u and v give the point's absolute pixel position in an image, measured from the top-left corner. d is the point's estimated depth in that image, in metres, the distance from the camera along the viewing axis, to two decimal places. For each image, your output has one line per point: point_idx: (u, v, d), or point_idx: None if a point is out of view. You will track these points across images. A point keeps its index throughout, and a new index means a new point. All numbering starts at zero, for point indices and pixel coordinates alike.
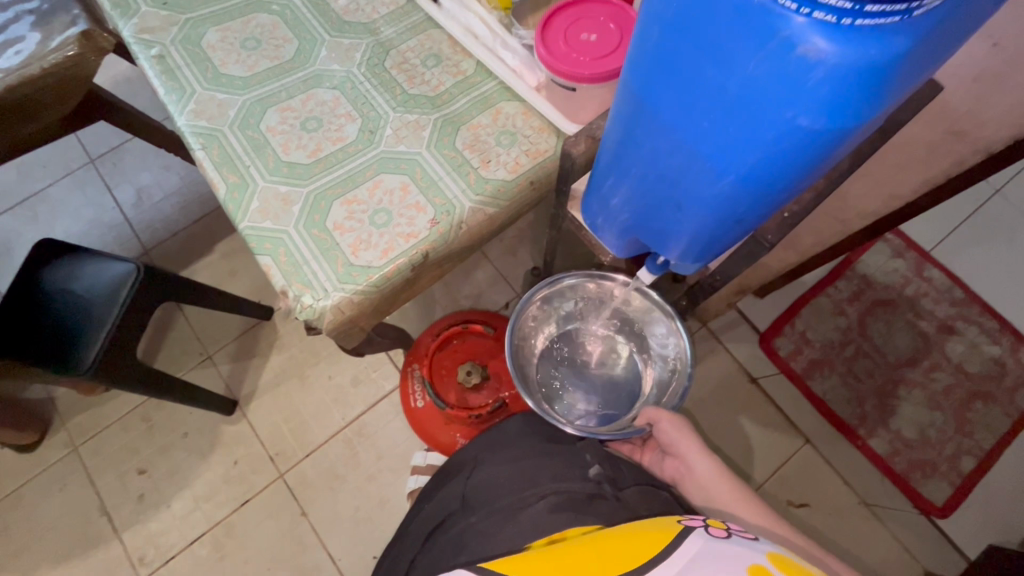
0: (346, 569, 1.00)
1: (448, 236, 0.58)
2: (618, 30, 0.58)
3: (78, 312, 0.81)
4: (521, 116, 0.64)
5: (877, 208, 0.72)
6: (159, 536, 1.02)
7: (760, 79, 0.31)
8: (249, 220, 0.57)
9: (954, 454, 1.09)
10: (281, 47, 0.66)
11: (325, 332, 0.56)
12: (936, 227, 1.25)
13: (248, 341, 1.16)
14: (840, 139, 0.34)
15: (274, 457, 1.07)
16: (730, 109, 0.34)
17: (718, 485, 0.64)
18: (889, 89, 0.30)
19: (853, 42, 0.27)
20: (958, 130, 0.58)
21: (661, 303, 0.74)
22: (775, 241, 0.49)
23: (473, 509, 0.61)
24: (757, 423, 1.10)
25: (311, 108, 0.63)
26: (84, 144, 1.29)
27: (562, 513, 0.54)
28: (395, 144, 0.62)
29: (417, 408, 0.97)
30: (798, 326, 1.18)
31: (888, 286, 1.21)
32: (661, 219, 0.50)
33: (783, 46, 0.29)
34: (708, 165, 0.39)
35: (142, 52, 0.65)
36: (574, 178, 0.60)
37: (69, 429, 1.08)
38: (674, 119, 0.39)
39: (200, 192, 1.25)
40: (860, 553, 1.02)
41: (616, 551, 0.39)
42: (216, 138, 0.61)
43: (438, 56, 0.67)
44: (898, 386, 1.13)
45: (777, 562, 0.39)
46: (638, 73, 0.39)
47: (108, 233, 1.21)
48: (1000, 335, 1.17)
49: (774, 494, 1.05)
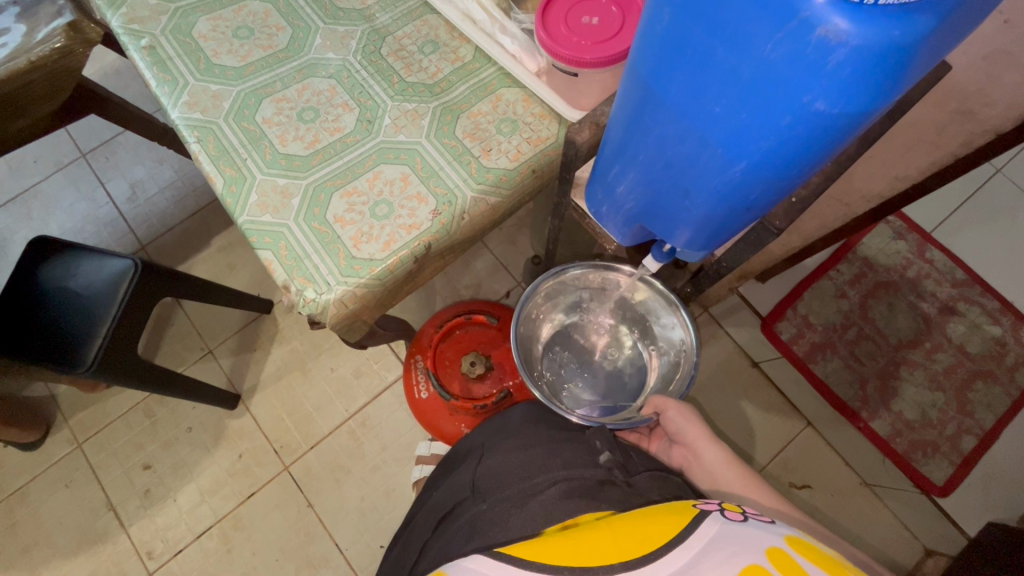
0: (353, 559, 1.01)
1: (450, 227, 0.57)
2: (621, 13, 0.57)
3: (77, 310, 0.79)
4: (522, 102, 0.62)
5: (882, 190, 0.72)
6: (166, 530, 1.02)
7: (776, 62, 0.31)
8: (247, 213, 0.56)
9: (955, 433, 1.10)
10: (274, 35, 0.65)
11: (329, 325, 0.55)
12: (937, 208, 1.25)
13: (250, 334, 1.15)
14: (856, 122, 0.33)
15: (278, 449, 1.07)
16: (745, 94, 0.34)
17: (726, 471, 0.64)
18: (907, 71, 0.30)
19: (876, 22, 0.27)
20: (966, 110, 0.57)
21: (666, 292, 0.74)
22: (783, 227, 0.48)
23: (483, 495, 0.60)
24: (759, 407, 1.11)
25: (307, 98, 0.62)
26: (75, 138, 1.27)
27: (575, 499, 0.54)
28: (394, 134, 0.60)
29: (422, 400, 0.96)
30: (800, 311, 1.18)
31: (890, 268, 1.21)
32: (668, 206, 0.49)
33: (802, 27, 0.28)
34: (720, 152, 0.39)
35: (130, 43, 0.63)
36: (577, 166, 0.59)
37: (72, 425, 1.07)
38: (684, 104, 0.38)
39: (195, 185, 1.24)
40: (863, 532, 1.03)
41: (632, 535, 0.40)
42: (211, 130, 0.59)
43: (435, 42, 0.66)
44: (900, 368, 1.14)
45: (794, 545, 0.38)
46: (647, 57, 0.38)
47: (103, 228, 1.20)
48: (1001, 314, 1.17)
49: (777, 476, 1.06)
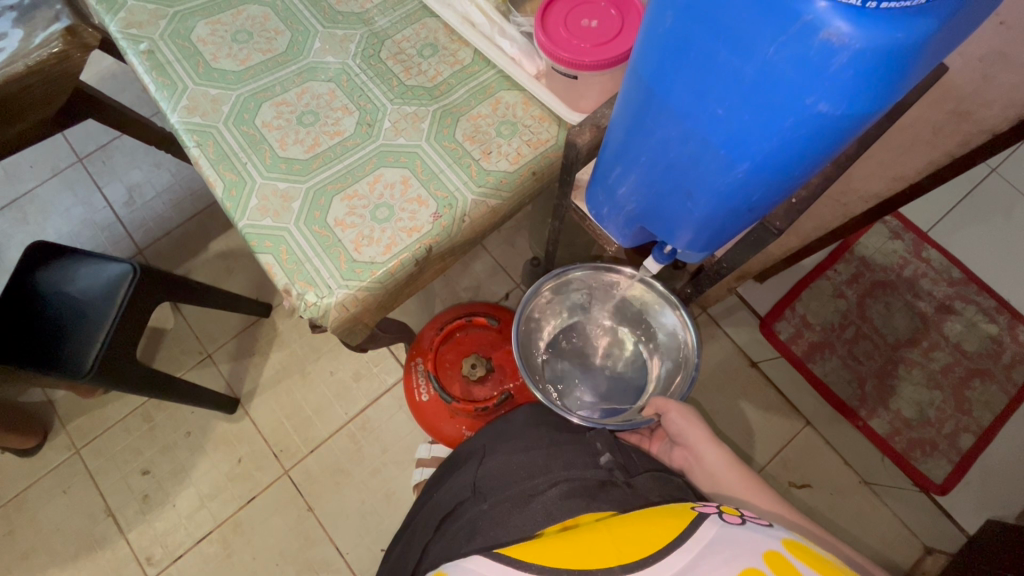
0: (354, 563, 1.00)
1: (451, 229, 0.57)
2: (620, 16, 0.57)
3: (75, 311, 0.79)
4: (522, 105, 0.63)
5: (880, 190, 0.72)
6: (165, 535, 1.02)
7: (779, 65, 0.31)
8: (248, 218, 0.56)
9: (953, 431, 1.10)
10: (272, 39, 0.65)
11: (331, 329, 0.55)
12: (934, 208, 1.26)
13: (248, 339, 1.15)
14: (856, 124, 0.34)
15: (278, 454, 1.07)
16: (747, 96, 0.34)
17: (727, 473, 0.64)
18: (908, 73, 0.30)
19: (878, 26, 0.27)
20: (963, 111, 0.58)
21: (666, 294, 0.74)
22: (784, 228, 0.47)
23: (484, 496, 0.60)
24: (758, 406, 1.11)
25: (307, 101, 0.62)
26: (72, 143, 1.26)
27: (575, 500, 0.54)
28: (394, 137, 0.61)
29: (422, 402, 0.96)
30: (798, 310, 1.19)
31: (887, 267, 1.21)
32: (670, 208, 0.49)
33: (805, 30, 0.29)
34: (721, 154, 0.39)
35: (130, 47, 0.63)
36: (577, 168, 0.59)
37: (70, 431, 1.07)
38: (686, 106, 0.38)
39: (192, 189, 1.23)
40: (861, 530, 1.03)
41: (631, 537, 0.40)
42: (211, 135, 0.59)
43: (435, 45, 0.66)
44: (898, 366, 1.14)
45: (792, 548, 0.39)
46: (649, 59, 0.38)
47: (100, 233, 1.20)
48: (997, 313, 1.18)
49: (775, 476, 1.06)
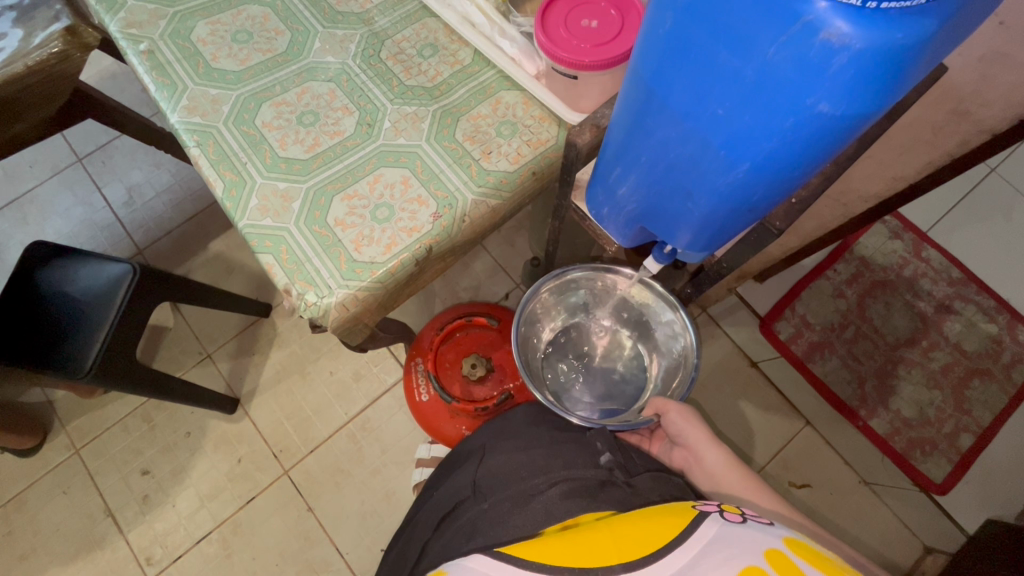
0: (354, 563, 1.00)
1: (451, 229, 0.57)
2: (620, 16, 0.57)
3: (75, 312, 0.79)
4: (522, 105, 0.63)
5: (880, 191, 0.72)
6: (165, 535, 1.02)
7: (779, 65, 0.31)
8: (248, 218, 0.56)
9: (953, 430, 1.10)
10: (273, 39, 0.65)
11: (331, 329, 0.55)
12: (933, 207, 1.26)
13: (248, 339, 1.15)
14: (856, 124, 0.34)
15: (277, 454, 1.07)
16: (747, 96, 0.34)
17: (727, 473, 0.64)
18: (907, 74, 0.30)
19: (877, 26, 0.27)
20: (963, 110, 0.58)
21: (666, 295, 0.74)
22: (784, 227, 0.48)
23: (484, 495, 0.60)
24: (758, 406, 1.11)
25: (307, 102, 0.62)
26: (72, 143, 1.26)
27: (575, 500, 0.54)
28: (394, 137, 0.61)
29: (422, 402, 0.96)
30: (798, 310, 1.19)
31: (887, 267, 1.21)
32: (671, 207, 0.49)
33: (805, 30, 0.29)
34: (721, 155, 0.39)
35: (130, 47, 0.63)
36: (577, 168, 0.59)
37: (70, 431, 1.07)
38: (686, 106, 0.38)
39: (193, 189, 1.23)
40: (861, 530, 1.03)
41: (631, 536, 0.40)
42: (211, 135, 0.59)
43: (435, 45, 0.66)
44: (897, 366, 1.15)
45: (794, 546, 0.39)
46: (649, 59, 0.38)
47: (99, 233, 1.20)
48: (997, 313, 1.18)
49: (775, 476, 1.06)
